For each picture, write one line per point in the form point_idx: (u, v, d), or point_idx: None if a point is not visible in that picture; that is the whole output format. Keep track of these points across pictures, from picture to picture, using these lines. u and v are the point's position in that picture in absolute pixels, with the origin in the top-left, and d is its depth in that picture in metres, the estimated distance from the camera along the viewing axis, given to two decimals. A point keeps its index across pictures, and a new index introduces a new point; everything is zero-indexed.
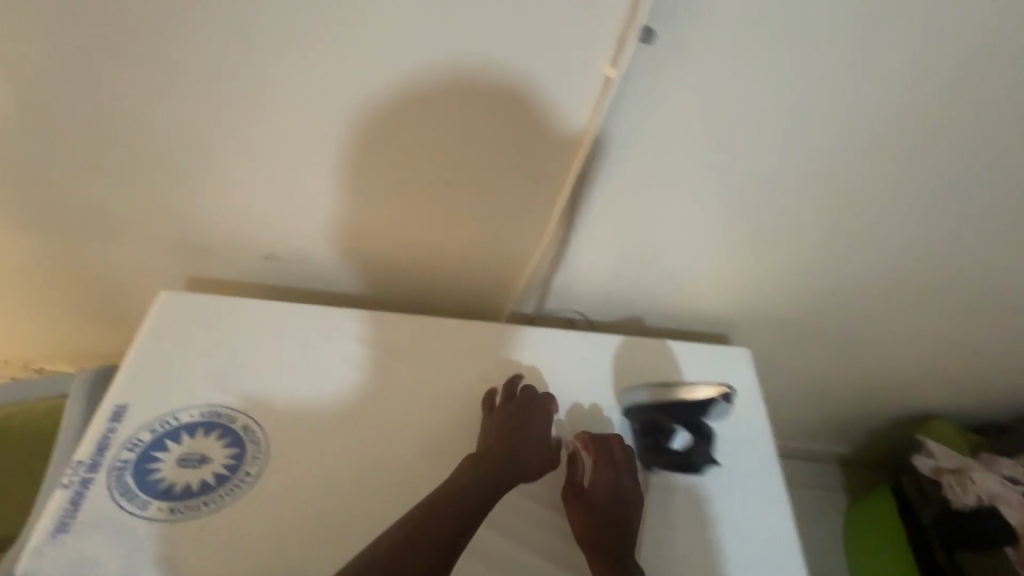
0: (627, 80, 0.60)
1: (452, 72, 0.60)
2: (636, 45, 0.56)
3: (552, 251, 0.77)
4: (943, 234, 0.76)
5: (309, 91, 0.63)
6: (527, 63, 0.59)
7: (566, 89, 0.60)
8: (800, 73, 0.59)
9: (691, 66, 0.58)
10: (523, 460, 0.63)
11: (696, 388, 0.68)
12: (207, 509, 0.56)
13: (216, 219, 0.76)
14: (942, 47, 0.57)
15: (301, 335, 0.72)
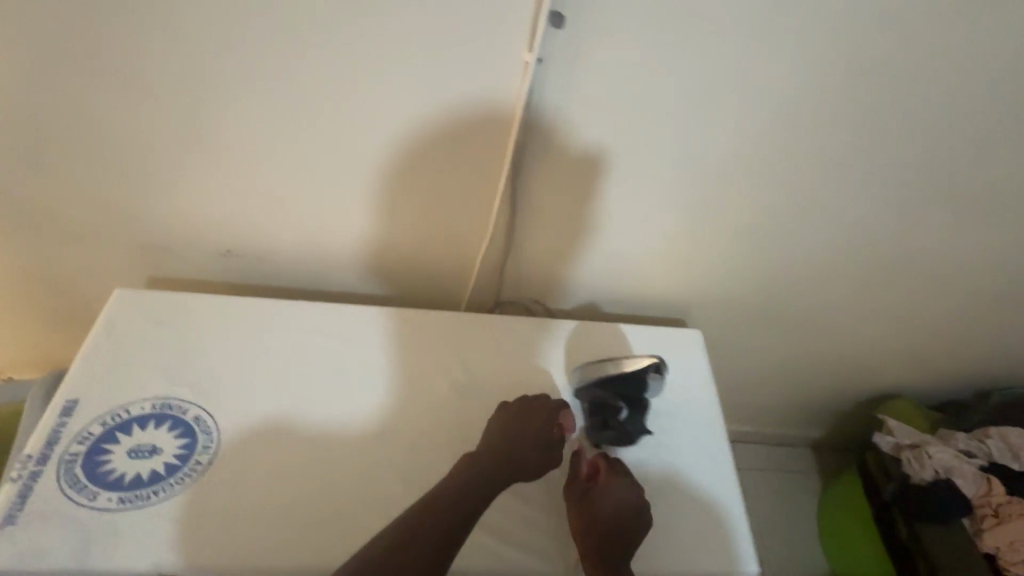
0: (546, 64, 0.62)
1: (379, 60, 0.62)
2: (547, 29, 0.58)
3: (499, 238, 0.80)
4: (860, 208, 0.82)
5: (242, 83, 0.64)
6: (449, 50, 0.61)
7: (490, 71, 0.63)
8: (708, 56, 0.62)
9: (605, 49, 0.61)
10: (520, 463, 0.66)
11: (631, 359, 0.73)
12: (157, 499, 0.59)
13: (166, 216, 0.76)
14: (832, 30, 0.61)
15: (253, 327, 0.73)
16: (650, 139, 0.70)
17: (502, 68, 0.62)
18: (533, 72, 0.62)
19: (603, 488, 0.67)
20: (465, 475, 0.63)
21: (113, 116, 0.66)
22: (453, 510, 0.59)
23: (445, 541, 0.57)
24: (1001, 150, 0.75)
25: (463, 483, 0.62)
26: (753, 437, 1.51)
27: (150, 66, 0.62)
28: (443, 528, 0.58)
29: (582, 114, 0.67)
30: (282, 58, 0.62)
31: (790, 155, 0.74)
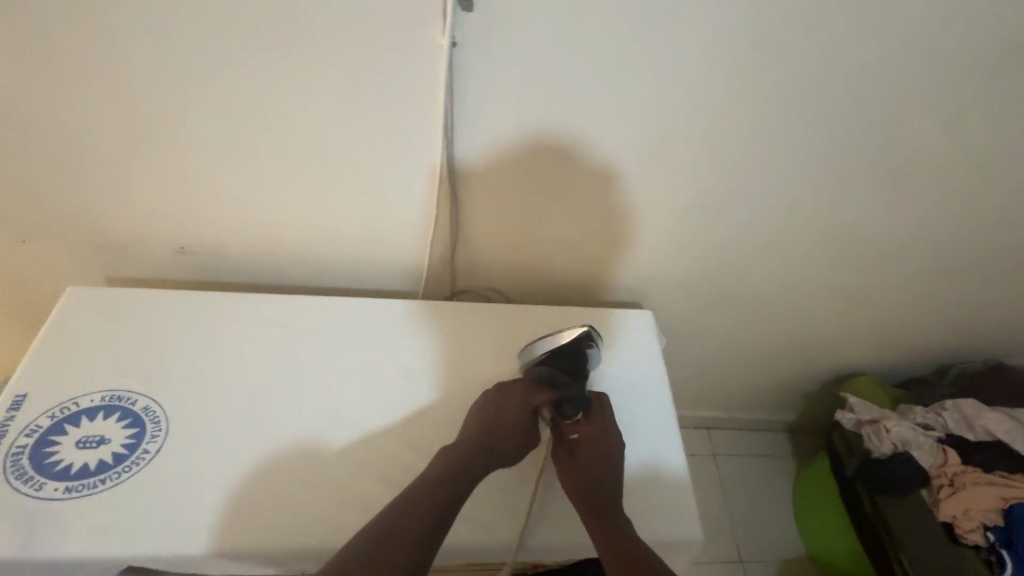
0: (461, 49, 0.60)
1: (293, 52, 0.60)
2: (456, 13, 0.56)
3: (447, 228, 0.81)
4: (803, 192, 0.83)
5: (159, 81, 0.62)
6: (364, 40, 0.59)
7: (406, 59, 0.60)
8: (631, 41, 0.61)
9: (525, 34, 0.59)
10: (497, 451, 0.66)
11: (565, 332, 0.75)
12: (104, 487, 0.61)
13: (110, 216, 0.77)
14: (754, 15, 0.60)
15: (204, 321, 0.76)
16: (582, 122, 0.69)
17: (421, 55, 0.60)
18: (449, 56, 0.60)
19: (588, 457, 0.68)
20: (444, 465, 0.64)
21: (37, 116, 0.65)
22: (435, 498, 0.59)
23: (431, 530, 0.57)
24: (945, 127, 0.74)
25: (446, 472, 0.63)
26: (727, 421, 1.53)
27: (63, 63, 0.60)
28: (427, 516, 0.57)
29: (506, 98, 0.65)
30: (197, 52, 0.60)
31: (727, 139, 0.74)
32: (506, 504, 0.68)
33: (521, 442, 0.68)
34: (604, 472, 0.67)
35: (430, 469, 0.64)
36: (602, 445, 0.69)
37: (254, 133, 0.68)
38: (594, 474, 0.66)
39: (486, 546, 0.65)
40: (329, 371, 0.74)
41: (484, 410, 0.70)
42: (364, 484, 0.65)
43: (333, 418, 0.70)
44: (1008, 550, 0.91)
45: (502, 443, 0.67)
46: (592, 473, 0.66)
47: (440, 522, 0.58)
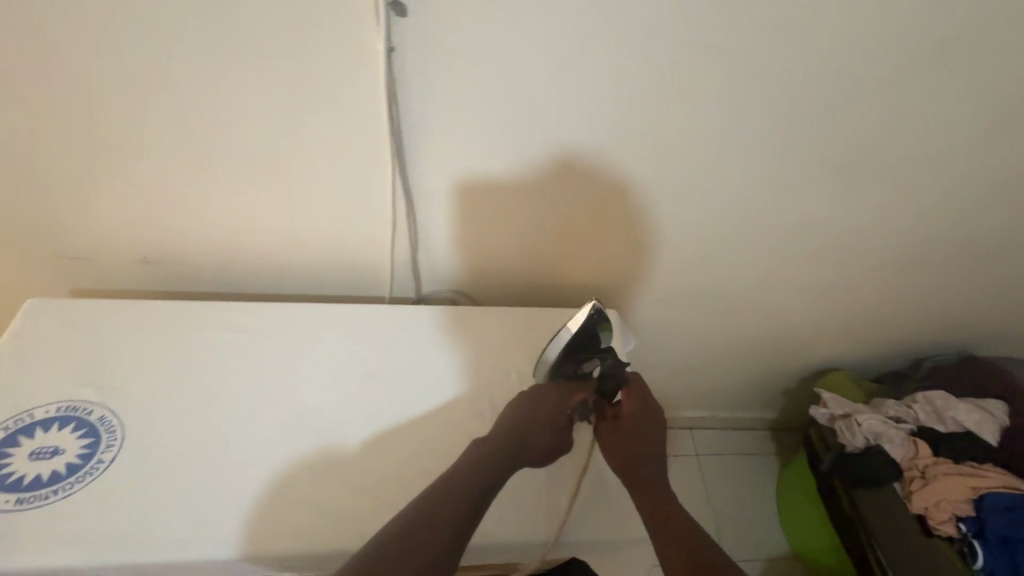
0: (400, 53, 0.60)
1: (232, 60, 0.60)
2: (390, 19, 0.57)
3: (406, 233, 0.81)
4: (759, 189, 0.83)
5: (101, 93, 0.62)
6: (301, 46, 0.59)
7: (345, 65, 0.60)
8: (570, 44, 0.62)
9: (462, 37, 0.60)
10: (528, 447, 0.67)
11: (573, 320, 0.73)
12: (56, 497, 0.61)
13: (68, 227, 0.77)
14: (693, 16, 0.61)
15: (162, 330, 0.75)
16: (531, 124, 0.69)
17: (361, 60, 0.60)
18: (387, 62, 0.60)
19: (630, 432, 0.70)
20: (469, 461, 0.64)
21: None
22: (467, 489, 0.60)
23: (464, 518, 0.57)
24: (898, 121, 0.75)
25: (472, 464, 0.64)
26: (709, 421, 1.53)
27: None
28: (457, 508, 0.58)
29: (451, 99, 0.65)
30: (134, 60, 0.59)
31: (678, 140, 0.74)
32: (536, 504, 0.69)
33: (555, 443, 0.69)
34: (646, 447, 0.70)
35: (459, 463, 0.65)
36: (643, 419, 0.72)
37: (203, 141, 0.67)
38: (637, 454, 0.69)
39: (523, 545, 0.67)
40: (290, 375, 0.74)
41: (521, 404, 0.72)
42: (322, 489, 0.65)
43: (294, 421, 0.71)
44: (979, 540, 0.92)
45: (534, 440, 0.68)
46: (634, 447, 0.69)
47: (473, 513, 0.58)
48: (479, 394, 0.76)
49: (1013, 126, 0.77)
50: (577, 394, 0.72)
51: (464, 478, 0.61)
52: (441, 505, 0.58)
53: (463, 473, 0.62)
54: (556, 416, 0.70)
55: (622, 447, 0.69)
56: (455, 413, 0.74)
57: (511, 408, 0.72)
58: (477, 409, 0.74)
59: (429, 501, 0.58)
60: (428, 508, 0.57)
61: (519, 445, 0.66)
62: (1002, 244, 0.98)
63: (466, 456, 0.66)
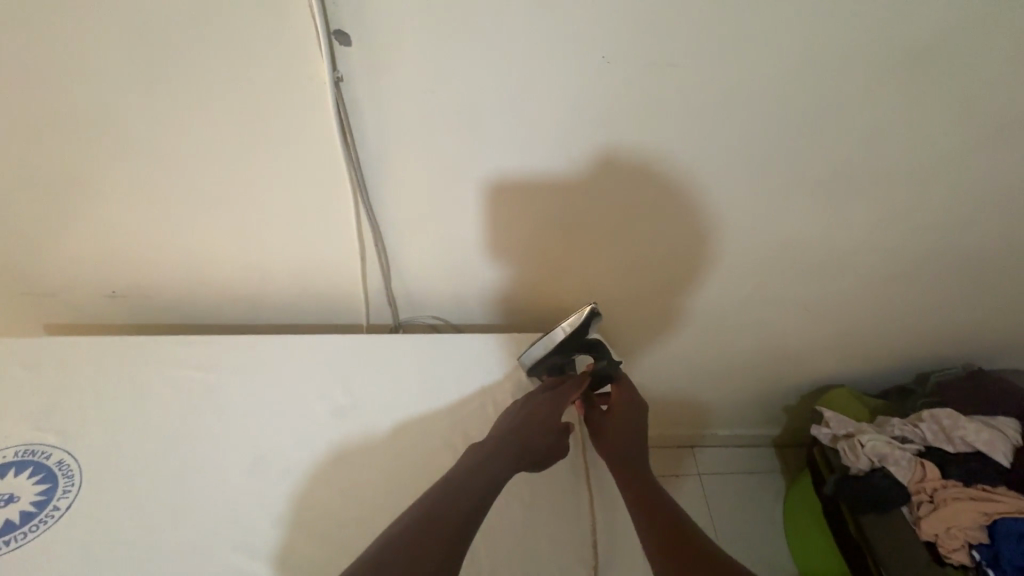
0: (349, 81, 0.59)
1: (180, 93, 0.58)
2: (333, 48, 0.55)
3: (379, 261, 0.80)
4: (741, 205, 0.81)
5: (53, 130, 0.61)
6: (248, 77, 0.57)
7: (295, 96, 0.59)
8: (525, 64, 0.59)
9: (410, 64, 0.58)
10: (527, 449, 0.66)
11: (564, 323, 0.72)
12: (8, 548, 0.58)
13: (37, 263, 0.75)
14: (651, 33, 0.58)
15: (126, 368, 0.73)
16: (494, 147, 0.67)
17: (310, 90, 0.58)
18: (336, 90, 0.58)
19: (615, 420, 0.73)
20: (477, 460, 0.63)
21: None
22: (467, 495, 0.58)
23: (470, 514, 0.56)
24: (882, 129, 0.72)
25: (478, 464, 0.62)
26: (709, 438, 1.49)
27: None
28: (466, 504, 0.56)
29: (408, 125, 0.63)
30: (78, 96, 0.58)
31: (650, 157, 0.72)
32: (566, 538, 0.65)
33: (553, 446, 0.68)
34: (632, 432, 0.72)
35: (460, 462, 0.64)
36: (629, 407, 0.74)
37: (160, 173, 0.66)
38: (626, 444, 0.70)
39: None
40: (257, 410, 0.72)
41: (522, 402, 0.72)
42: (282, 532, 0.62)
43: (259, 463, 0.67)
44: (994, 569, 0.86)
45: (530, 441, 0.67)
46: (619, 435, 0.71)
47: (473, 519, 0.55)
48: (451, 424, 0.73)
49: (1006, 133, 0.73)
50: (573, 390, 0.73)
51: (467, 480, 0.59)
52: (447, 504, 0.56)
53: (467, 473, 0.61)
54: (552, 419, 0.69)
55: (611, 439, 0.71)
56: (424, 444, 0.71)
57: (508, 412, 0.71)
58: (449, 440, 0.71)
59: (439, 508, 0.55)
60: (436, 511, 0.55)
61: (522, 448, 0.65)
62: (1002, 254, 0.94)
63: (465, 458, 0.64)
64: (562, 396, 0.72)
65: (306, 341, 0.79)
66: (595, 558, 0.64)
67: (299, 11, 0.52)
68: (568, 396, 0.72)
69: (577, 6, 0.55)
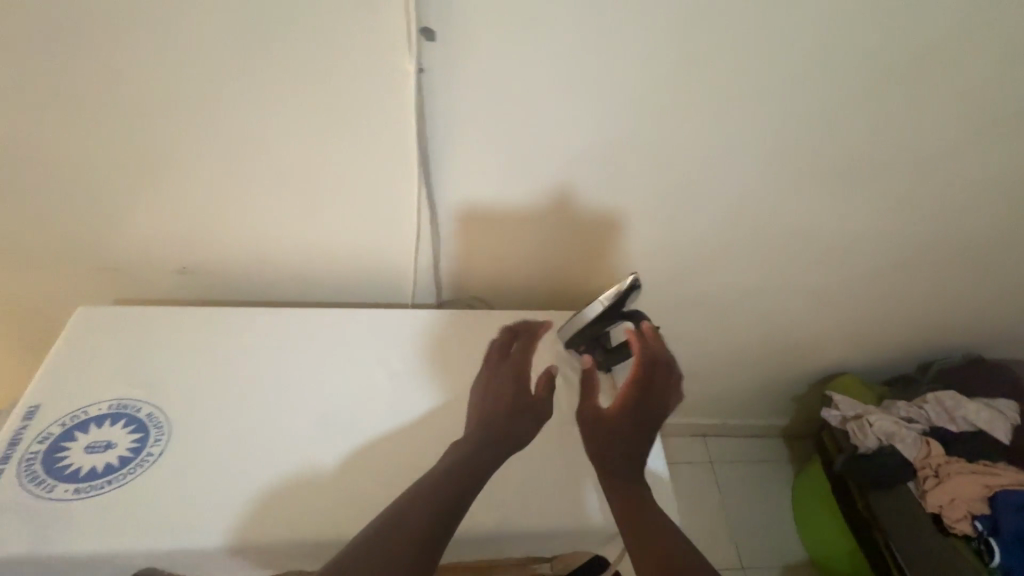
0: (427, 73, 0.66)
1: (278, 80, 0.66)
2: (420, 43, 0.62)
3: (431, 242, 0.86)
4: (765, 193, 0.88)
5: (160, 111, 0.68)
6: (343, 67, 0.65)
7: (379, 84, 0.66)
8: (585, 58, 0.67)
9: (483, 59, 0.65)
10: (505, 437, 0.71)
11: (603, 296, 0.77)
12: (110, 487, 0.63)
13: (122, 236, 0.82)
14: (698, 32, 0.66)
15: (201, 334, 0.79)
16: (544, 136, 0.75)
17: (394, 80, 0.66)
18: (417, 81, 0.65)
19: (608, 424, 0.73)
20: (455, 460, 0.67)
21: (35, 145, 0.70)
22: (437, 503, 0.60)
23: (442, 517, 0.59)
24: (893, 124, 0.80)
25: (454, 467, 0.66)
26: (721, 428, 1.55)
27: (61, 94, 0.66)
28: (439, 505, 0.60)
29: (474, 113, 0.71)
30: (189, 81, 0.65)
31: (686, 146, 0.79)
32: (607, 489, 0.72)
33: (527, 430, 0.72)
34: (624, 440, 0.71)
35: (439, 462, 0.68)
36: (628, 415, 0.73)
37: (243, 155, 0.73)
38: (615, 449, 0.71)
39: (603, 530, 0.69)
40: (320, 376, 0.78)
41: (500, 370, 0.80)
42: (355, 480, 0.69)
43: (324, 419, 0.74)
44: (994, 539, 0.93)
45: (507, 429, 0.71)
46: (609, 442, 0.71)
47: (444, 528, 0.58)
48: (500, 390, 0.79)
49: (998, 128, 0.82)
50: (523, 360, 0.81)
51: (447, 480, 0.64)
52: (419, 509, 0.59)
53: (444, 474, 0.65)
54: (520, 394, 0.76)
55: (600, 437, 0.72)
56: (475, 407, 0.77)
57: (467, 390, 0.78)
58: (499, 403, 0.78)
59: (411, 509, 0.59)
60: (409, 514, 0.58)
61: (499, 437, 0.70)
62: (1000, 247, 1.02)
63: (445, 459, 0.69)
64: (517, 367, 0.80)
65: (361, 315, 0.85)
66: None
67: (398, 10, 0.60)
68: (524, 368, 0.80)
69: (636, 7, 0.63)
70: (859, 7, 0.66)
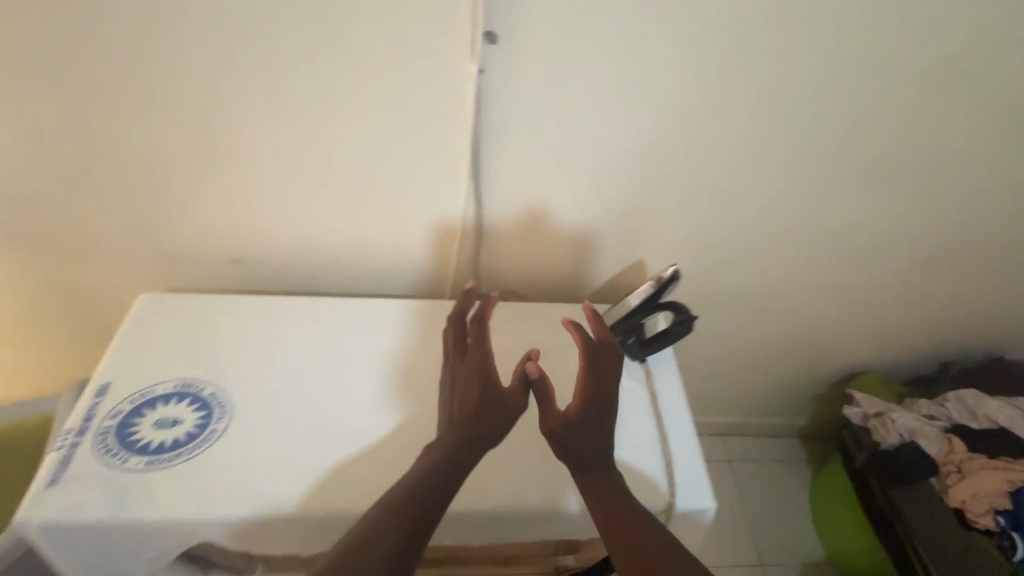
0: (486, 73, 0.70)
1: (346, 78, 0.70)
2: (483, 46, 0.67)
3: (473, 235, 0.90)
4: (795, 191, 0.91)
5: (233, 107, 0.73)
6: (408, 67, 0.69)
7: (440, 83, 0.71)
8: (632, 60, 0.71)
9: (539, 60, 0.70)
10: (478, 436, 0.67)
11: (638, 288, 0.82)
12: (178, 461, 0.67)
13: (180, 224, 0.86)
14: (740, 35, 0.70)
15: (256, 321, 0.83)
16: (589, 134, 0.79)
17: (455, 79, 0.71)
18: (477, 80, 0.70)
19: (577, 424, 0.69)
20: (431, 459, 0.65)
21: (116, 137, 0.75)
22: (413, 505, 0.60)
23: (418, 522, 0.58)
24: (920, 125, 0.83)
25: (429, 469, 0.64)
26: (740, 428, 1.56)
27: (146, 90, 0.71)
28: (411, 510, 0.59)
29: (526, 112, 0.75)
30: (265, 79, 0.70)
31: (722, 145, 0.83)
32: (648, 473, 0.75)
33: (498, 425, 0.68)
34: (595, 438, 0.69)
35: (416, 462, 0.67)
36: (594, 413, 0.71)
37: (305, 150, 0.78)
38: (588, 449, 0.68)
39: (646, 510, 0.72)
40: (369, 362, 0.81)
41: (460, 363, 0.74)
42: (407, 458, 0.72)
43: (376, 400, 0.77)
44: (1017, 532, 0.96)
45: (477, 425, 0.67)
46: (582, 443, 0.68)
47: (421, 532, 0.58)
48: None
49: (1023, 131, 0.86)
50: (485, 353, 0.72)
51: (420, 482, 0.62)
52: (392, 514, 0.59)
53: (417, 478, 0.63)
54: (488, 391, 0.69)
55: (572, 436, 0.68)
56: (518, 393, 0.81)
57: (442, 392, 0.75)
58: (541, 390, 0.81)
59: (385, 513, 0.59)
60: (380, 519, 0.58)
61: (471, 435, 0.67)
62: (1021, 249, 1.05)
63: (416, 469, 0.65)
64: (483, 359, 0.72)
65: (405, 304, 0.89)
66: (672, 487, 0.74)
67: (466, 14, 0.65)
68: (490, 361, 0.72)
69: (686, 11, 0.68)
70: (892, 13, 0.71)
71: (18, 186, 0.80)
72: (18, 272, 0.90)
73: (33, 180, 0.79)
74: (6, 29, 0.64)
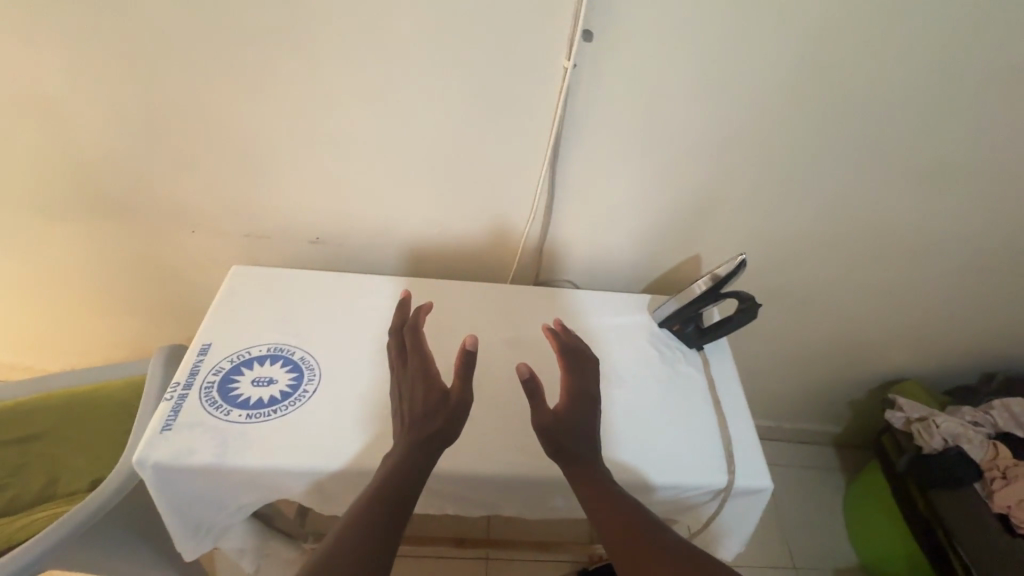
0: (578, 69, 0.76)
1: (447, 70, 0.77)
2: (579, 43, 0.73)
3: (541, 222, 0.95)
4: (853, 193, 0.95)
5: (342, 95, 0.80)
6: (506, 61, 0.75)
7: (533, 77, 0.77)
8: (714, 60, 0.76)
9: (626, 57, 0.75)
10: (431, 431, 0.68)
11: (699, 281, 0.86)
12: (275, 415, 0.73)
13: (272, 204, 0.93)
14: (819, 40, 0.75)
15: (337, 295, 0.90)
16: (663, 129, 0.84)
17: (548, 74, 0.76)
18: (569, 75, 0.76)
19: (565, 417, 0.73)
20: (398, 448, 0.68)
21: (231, 119, 0.83)
22: (390, 491, 0.63)
23: (400, 506, 0.62)
24: (985, 133, 0.87)
25: (401, 458, 0.66)
26: (775, 433, 1.58)
27: (267, 76, 0.78)
28: (394, 494, 0.63)
29: (607, 106, 0.80)
30: (376, 69, 0.77)
31: (788, 145, 0.87)
32: (709, 452, 0.79)
33: (448, 417, 0.70)
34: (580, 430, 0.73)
35: (387, 452, 0.69)
36: (577, 406, 0.75)
37: (399, 136, 0.84)
38: (574, 439, 0.72)
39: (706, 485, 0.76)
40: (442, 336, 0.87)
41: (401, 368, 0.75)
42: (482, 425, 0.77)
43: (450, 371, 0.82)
44: None
45: (428, 419, 0.69)
46: (568, 435, 0.72)
47: (404, 515, 0.62)
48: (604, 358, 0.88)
49: None
50: (423, 353, 0.75)
51: (395, 469, 0.65)
52: (382, 498, 0.62)
53: (392, 465, 0.65)
54: (432, 389, 0.71)
55: (563, 428, 0.72)
56: None
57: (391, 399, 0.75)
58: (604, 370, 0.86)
59: (375, 497, 0.62)
60: (375, 499, 0.62)
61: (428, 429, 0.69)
62: None
63: (387, 459, 0.68)
64: (423, 360, 0.74)
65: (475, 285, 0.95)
66: (732, 466, 0.78)
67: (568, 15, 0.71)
68: (432, 363, 0.74)
69: (769, 17, 0.73)
70: (966, 24, 0.75)
71: (136, 160, 0.87)
72: (122, 242, 0.98)
73: (151, 156, 0.87)
74: (156, 18, 0.72)
